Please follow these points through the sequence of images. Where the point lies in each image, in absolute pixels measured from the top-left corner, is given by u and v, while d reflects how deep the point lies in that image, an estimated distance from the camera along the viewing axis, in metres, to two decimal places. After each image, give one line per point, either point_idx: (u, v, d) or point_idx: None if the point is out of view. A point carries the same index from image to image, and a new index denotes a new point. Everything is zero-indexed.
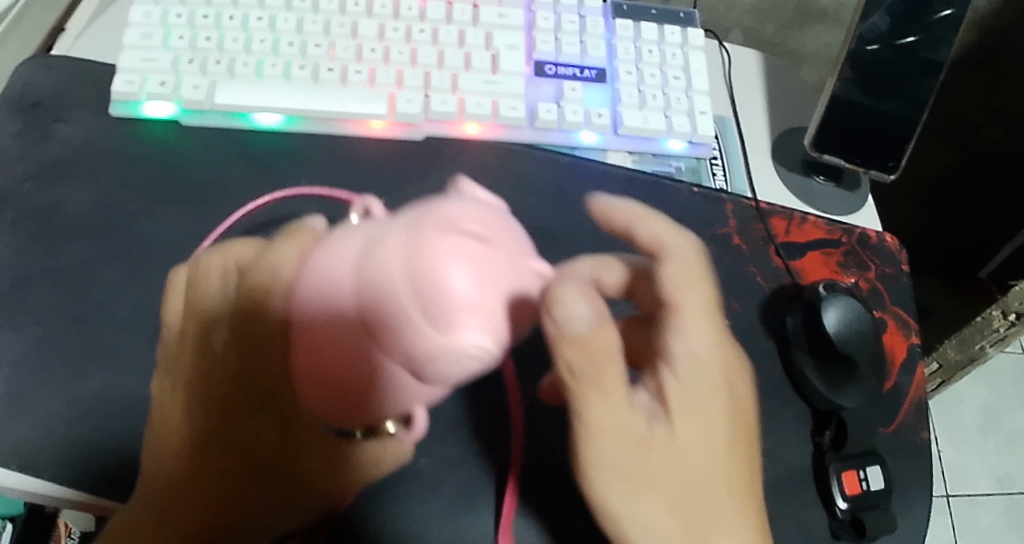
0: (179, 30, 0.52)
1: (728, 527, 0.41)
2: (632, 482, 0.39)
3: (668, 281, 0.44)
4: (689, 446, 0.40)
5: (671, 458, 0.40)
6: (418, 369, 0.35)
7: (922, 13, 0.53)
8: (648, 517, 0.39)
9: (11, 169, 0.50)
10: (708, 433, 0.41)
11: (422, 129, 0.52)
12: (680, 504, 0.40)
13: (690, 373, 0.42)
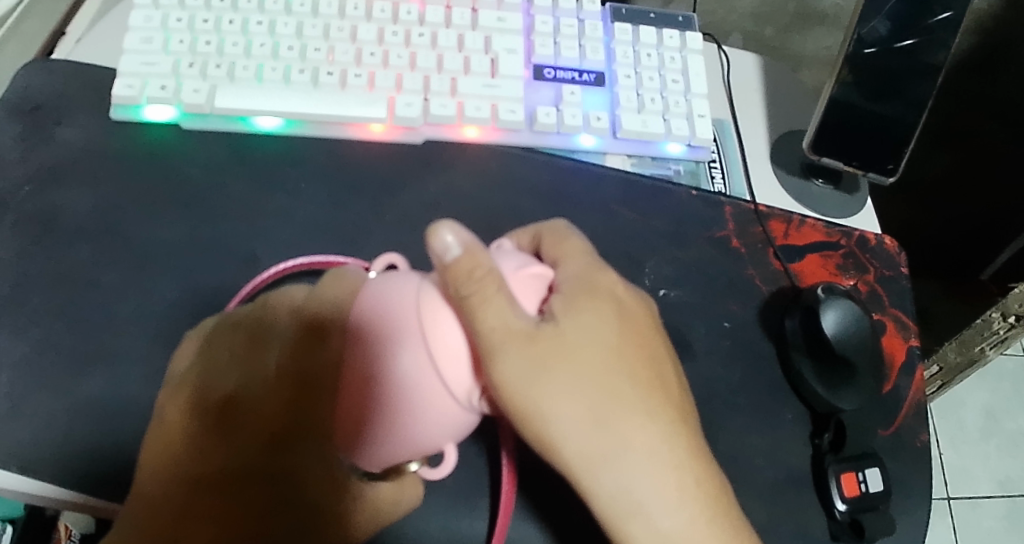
0: (179, 34, 0.52)
1: (639, 424, 0.36)
2: (547, 390, 0.35)
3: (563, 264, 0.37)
4: (582, 345, 0.35)
5: (569, 360, 0.35)
6: (445, 428, 0.35)
7: (922, 16, 0.53)
8: (557, 412, 0.35)
9: (12, 172, 0.51)
10: (604, 330, 0.36)
11: (422, 132, 0.52)
12: (589, 413, 0.35)
13: (579, 294, 0.36)
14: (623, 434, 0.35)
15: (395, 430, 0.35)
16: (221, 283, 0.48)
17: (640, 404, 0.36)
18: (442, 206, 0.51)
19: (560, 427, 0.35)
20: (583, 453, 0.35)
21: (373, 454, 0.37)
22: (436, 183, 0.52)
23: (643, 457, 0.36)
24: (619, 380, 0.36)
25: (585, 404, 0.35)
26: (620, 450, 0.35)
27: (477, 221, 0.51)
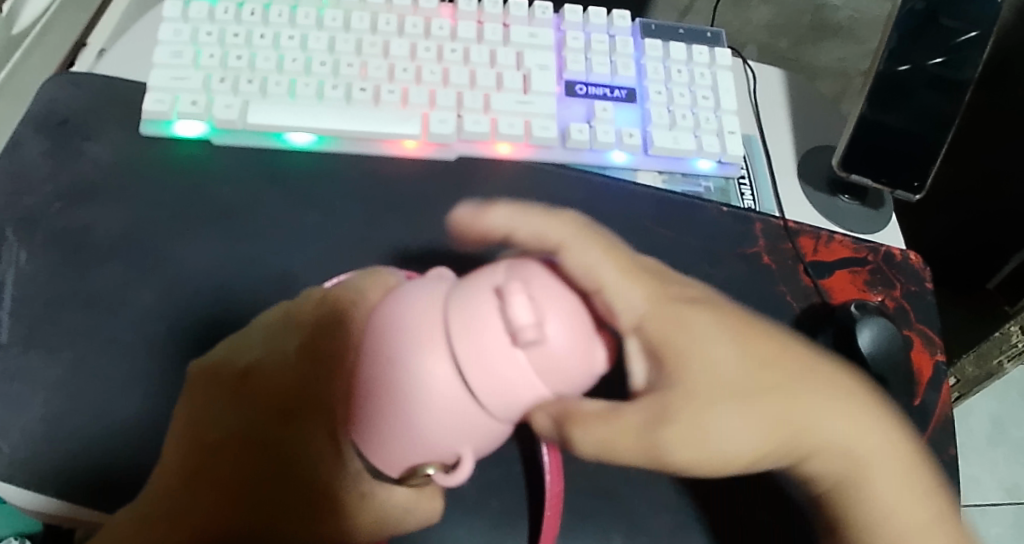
0: (210, 48, 0.52)
1: (822, 403, 0.39)
2: (704, 437, 0.36)
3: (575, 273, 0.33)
4: (717, 364, 0.37)
5: (701, 382, 0.36)
6: (458, 432, 0.31)
7: (950, 33, 0.54)
8: (732, 439, 0.36)
9: (41, 189, 0.50)
10: (727, 345, 0.37)
11: (454, 149, 0.52)
12: (783, 418, 0.37)
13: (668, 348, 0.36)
14: (818, 421, 0.38)
15: (407, 443, 0.32)
16: (257, 302, 0.48)
17: (822, 386, 0.39)
18: None
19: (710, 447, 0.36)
20: (823, 450, 0.38)
21: (383, 453, 0.33)
22: (470, 199, 0.52)
23: (847, 429, 0.39)
24: (761, 388, 0.37)
25: (744, 417, 0.36)
26: (832, 437, 0.38)
27: None
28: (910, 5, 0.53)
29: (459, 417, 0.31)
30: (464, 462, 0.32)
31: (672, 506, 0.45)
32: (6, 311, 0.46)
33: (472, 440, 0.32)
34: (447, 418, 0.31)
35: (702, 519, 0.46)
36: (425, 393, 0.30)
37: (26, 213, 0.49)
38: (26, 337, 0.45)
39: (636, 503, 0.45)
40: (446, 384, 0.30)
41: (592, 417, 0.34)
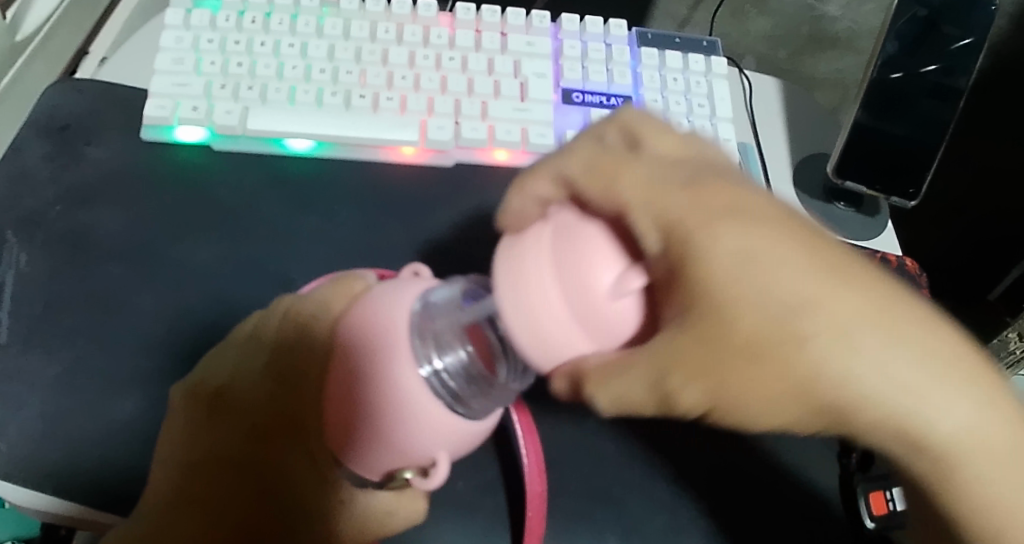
0: (210, 56, 0.53)
1: (894, 351, 0.27)
2: (750, 388, 0.27)
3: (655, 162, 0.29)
4: (783, 295, 0.26)
5: (754, 344, 0.27)
6: (430, 436, 0.32)
7: (941, 38, 0.54)
8: (857, 378, 0.27)
9: (43, 193, 0.50)
10: (790, 265, 0.27)
11: (452, 155, 0.53)
12: (808, 340, 0.26)
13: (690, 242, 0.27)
14: (868, 353, 0.26)
15: (366, 445, 0.33)
16: (254, 304, 0.48)
17: (919, 324, 0.27)
18: (473, 229, 0.52)
19: (796, 383, 0.27)
20: (890, 431, 0.28)
21: (355, 453, 0.34)
22: (467, 205, 0.53)
23: (972, 412, 0.27)
24: (834, 281, 0.27)
25: (796, 372, 0.27)
26: (920, 404, 0.27)
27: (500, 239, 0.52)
28: (912, 13, 0.53)
29: (414, 425, 0.32)
30: (439, 466, 0.32)
31: (668, 508, 0.45)
32: (7, 312, 0.46)
33: (426, 448, 0.32)
34: (409, 422, 0.32)
35: (696, 521, 0.45)
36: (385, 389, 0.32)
37: (26, 216, 0.50)
38: (26, 337, 0.46)
39: (632, 504, 0.45)
40: (404, 389, 0.31)
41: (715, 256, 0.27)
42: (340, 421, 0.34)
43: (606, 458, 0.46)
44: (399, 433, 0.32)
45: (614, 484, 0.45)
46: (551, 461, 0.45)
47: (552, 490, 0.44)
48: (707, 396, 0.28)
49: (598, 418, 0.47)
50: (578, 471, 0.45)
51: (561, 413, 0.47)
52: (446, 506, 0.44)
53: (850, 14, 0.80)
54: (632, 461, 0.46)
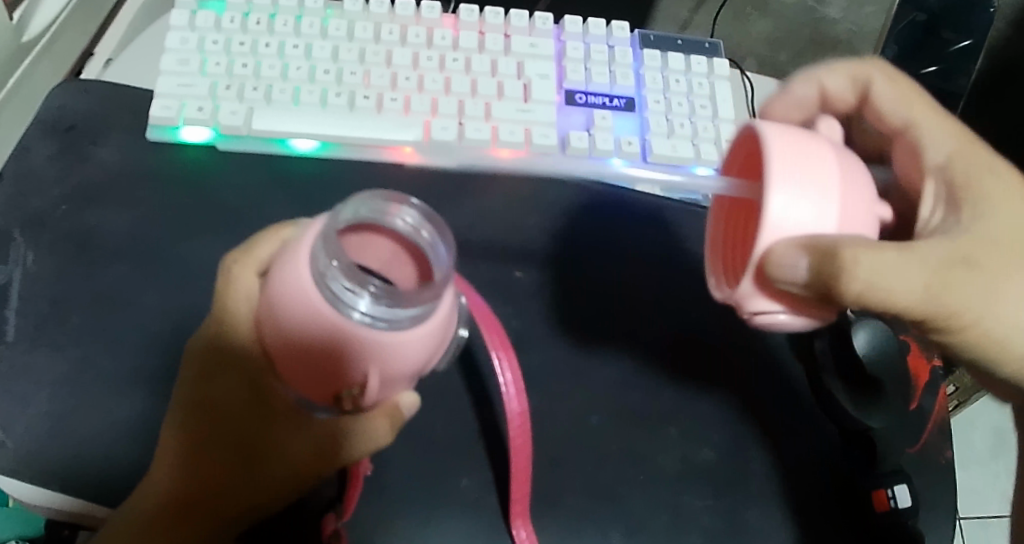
0: (216, 57, 0.53)
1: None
2: (937, 296, 0.34)
3: (883, 86, 0.42)
4: (996, 230, 0.37)
5: (948, 259, 0.35)
6: (346, 349, 0.31)
7: (937, 41, 0.55)
8: (1000, 303, 0.36)
9: (49, 192, 0.51)
10: (1021, 211, 0.38)
11: (457, 156, 0.52)
12: (966, 267, 0.35)
13: (966, 187, 0.38)
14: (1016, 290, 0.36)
15: (297, 369, 0.33)
16: None
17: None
18: (477, 229, 0.52)
19: (964, 298, 0.35)
20: (989, 344, 0.37)
21: (293, 378, 0.33)
22: (471, 205, 0.53)
23: None
24: (1016, 242, 0.37)
25: (986, 290, 0.35)
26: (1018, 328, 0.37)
27: (504, 238, 0.52)
28: (911, 18, 0.55)
29: (340, 340, 0.31)
30: (369, 379, 0.31)
31: (670, 505, 0.45)
32: (13, 311, 0.47)
33: (362, 363, 0.31)
34: (334, 340, 0.31)
35: (698, 518, 0.45)
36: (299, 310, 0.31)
37: (32, 216, 0.50)
38: (33, 335, 0.46)
39: (635, 502, 0.45)
40: (319, 305, 0.31)
41: (974, 196, 0.38)
42: (279, 356, 0.33)
43: (608, 456, 0.46)
44: (321, 352, 0.31)
45: (617, 482, 0.45)
46: (554, 459, 0.45)
47: (555, 489, 0.44)
48: (941, 306, 0.35)
49: (600, 416, 0.47)
50: (581, 469, 0.45)
51: (564, 411, 0.47)
52: (451, 504, 0.43)
53: (851, 16, 0.82)
54: (635, 459, 0.46)
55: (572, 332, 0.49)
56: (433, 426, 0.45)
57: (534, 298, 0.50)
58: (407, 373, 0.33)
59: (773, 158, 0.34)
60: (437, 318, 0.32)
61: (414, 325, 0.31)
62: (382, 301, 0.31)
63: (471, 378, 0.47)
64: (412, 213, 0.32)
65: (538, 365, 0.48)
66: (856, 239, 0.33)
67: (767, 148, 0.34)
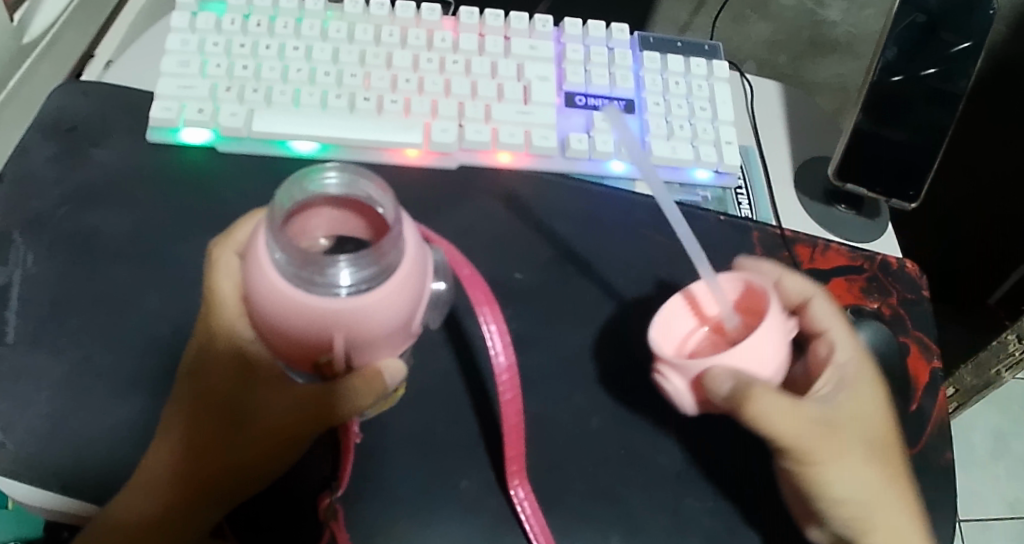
0: (216, 59, 0.53)
1: (871, 466, 0.43)
2: (797, 435, 0.41)
3: (822, 306, 0.46)
4: (858, 414, 0.44)
5: (810, 425, 0.41)
6: (311, 323, 0.34)
7: (942, 41, 0.54)
8: (841, 473, 0.42)
9: (49, 193, 0.51)
10: (874, 424, 0.44)
11: (456, 157, 0.53)
12: (830, 431, 0.42)
13: (854, 387, 0.44)
14: (853, 472, 0.42)
15: (277, 342, 0.36)
16: None
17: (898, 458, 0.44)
18: (477, 231, 0.52)
19: (817, 453, 0.41)
20: (852, 510, 0.42)
21: (275, 348, 0.37)
22: (471, 207, 0.53)
23: (880, 505, 0.43)
24: (871, 458, 0.43)
25: (847, 459, 0.42)
26: (859, 491, 0.42)
27: (504, 239, 0.52)
28: (911, 20, 0.54)
29: (322, 316, 0.34)
30: (339, 341, 0.35)
31: (670, 507, 0.45)
32: (13, 312, 0.47)
33: (351, 328, 0.34)
34: (317, 319, 0.34)
35: (699, 520, 0.45)
36: (265, 297, 0.34)
37: (32, 217, 0.50)
38: (33, 336, 0.46)
39: (635, 504, 0.45)
40: (294, 292, 0.33)
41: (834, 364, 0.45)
42: (276, 344, 0.36)
43: (608, 458, 0.46)
44: (293, 328, 0.34)
45: (616, 484, 0.45)
46: (553, 460, 0.45)
47: (554, 491, 0.44)
48: (808, 445, 0.41)
49: (601, 418, 0.47)
50: (581, 471, 0.45)
51: (563, 413, 0.47)
52: (449, 505, 0.43)
53: (850, 18, 0.81)
54: (635, 460, 0.46)
55: (572, 334, 0.49)
56: (432, 427, 0.45)
57: (534, 300, 0.50)
58: (396, 323, 0.36)
59: (774, 314, 0.39)
60: (407, 263, 0.35)
61: (371, 289, 0.34)
62: (347, 269, 0.33)
63: (470, 380, 0.47)
64: (357, 180, 0.36)
65: (538, 367, 0.48)
66: (764, 384, 0.39)
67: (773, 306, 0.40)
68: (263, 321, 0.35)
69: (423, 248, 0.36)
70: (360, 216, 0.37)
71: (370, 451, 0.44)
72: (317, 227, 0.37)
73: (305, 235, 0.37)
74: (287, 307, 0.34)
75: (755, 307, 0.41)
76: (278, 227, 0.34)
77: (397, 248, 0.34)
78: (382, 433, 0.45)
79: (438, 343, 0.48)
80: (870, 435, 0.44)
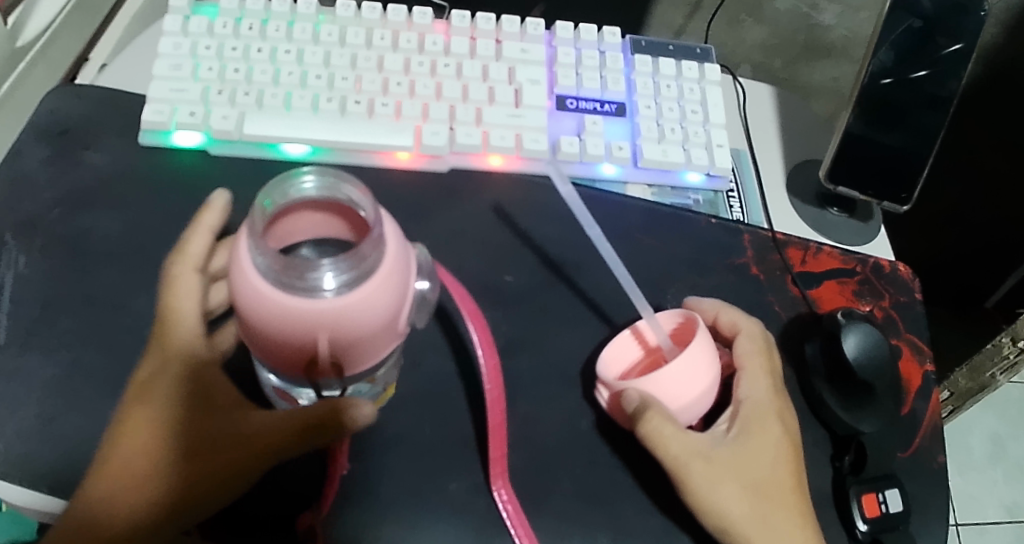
0: (208, 62, 0.53)
1: (751, 496, 0.42)
2: (671, 452, 0.42)
3: (746, 343, 0.47)
4: (755, 445, 0.43)
5: (685, 452, 0.42)
6: (298, 327, 0.34)
7: (932, 45, 0.54)
8: (722, 500, 0.42)
9: (41, 196, 0.51)
10: (771, 464, 0.43)
11: (447, 160, 0.53)
12: (709, 458, 0.42)
13: (755, 422, 0.44)
14: (731, 495, 0.42)
15: (264, 348, 0.36)
16: None
17: (789, 505, 0.43)
18: (468, 233, 0.52)
19: (693, 478, 0.42)
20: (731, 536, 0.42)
21: (263, 356, 0.37)
22: (463, 211, 0.53)
23: (760, 531, 0.42)
24: (759, 485, 0.43)
25: (725, 484, 0.42)
26: (739, 519, 0.42)
27: (494, 242, 0.52)
28: (907, 25, 0.54)
29: (307, 320, 0.34)
30: (324, 343, 0.35)
31: (660, 510, 0.45)
32: (4, 314, 0.47)
33: (338, 331, 0.35)
34: (303, 323, 0.34)
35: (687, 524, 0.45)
36: (251, 304, 0.34)
37: (25, 220, 0.50)
38: (23, 338, 0.46)
39: (624, 507, 0.45)
40: (279, 295, 0.34)
41: (760, 408, 0.45)
42: (263, 352, 0.36)
43: (597, 460, 0.46)
44: (280, 333, 0.35)
45: (605, 487, 0.45)
46: (542, 462, 0.45)
47: (543, 493, 0.44)
48: (676, 466, 0.42)
49: (591, 420, 0.47)
50: (570, 473, 0.45)
51: (553, 415, 0.47)
52: (438, 507, 0.43)
53: (845, 22, 0.81)
54: (624, 463, 0.46)
55: (563, 337, 0.49)
56: (421, 430, 0.45)
57: (525, 303, 0.50)
58: (382, 325, 0.36)
59: (699, 344, 0.44)
60: (389, 264, 0.35)
61: (357, 288, 0.34)
62: (329, 272, 0.34)
63: (460, 383, 0.47)
64: (335, 182, 0.36)
65: (528, 369, 0.48)
66: (665, 408, 0.42)
67: (699, 338, 0.44)
68: (249, 328, 0.36)
69: (407, 249, 0.37)
70: (341, 217, 0.38)
71: (359, 453, 0.44)
72: (300, 232, 0.38)
73: (287, 241, 0.38)
74: (274, 312, 0.34)
75: (687, 338, 0.46)
76: (259, 234, 0.34)
77: (377, 249, 0.35)
78: (371, 435, 0.45)
79: (428, 345, 0.48)
80: (763, 466, 0.43)
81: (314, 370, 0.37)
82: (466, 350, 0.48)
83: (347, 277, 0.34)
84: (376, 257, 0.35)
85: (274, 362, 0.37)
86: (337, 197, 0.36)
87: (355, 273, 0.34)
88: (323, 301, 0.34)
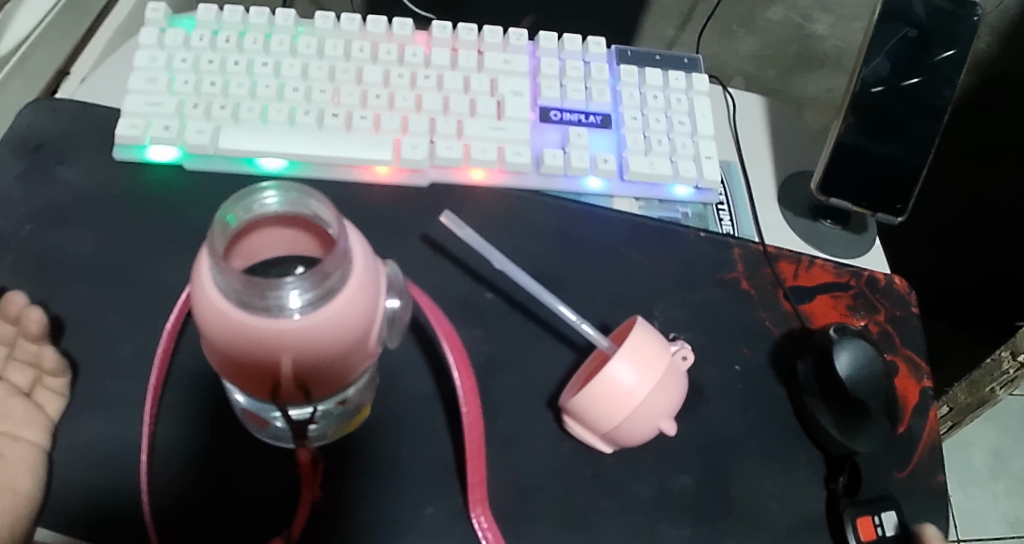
0: (183, 75, 0.52)
1: None
2: None
3: None
4: None
5: None
6: (259, 347, 0.33)
7: (926, 54, 0.53)
8: None
9: (13, 212, 0.50)
10: None
11: (427, 174, 0.52)
12: None
13: None
14: None
15: (226, 368, 0.34)
16: None
17: None
18: (449, 249, 0.51)
19: None
20: None
21: (225, 376, 0.35)
22: (443, 226, 0.51)
23: None
24: None
25: None
26: None
27: (475, 258, 0.50)
28: (902, 34, 0.53)
29: (271, 341, 0.32)
30: (287, 363, 0.33)
31: (644, 534, 0.44)
32: None
33: (303, 352, 0.33)
34: (264, 343, 0.32)
35: None
36: (210, 322, 0.33)
37: None
38: None
39: (608, 531, 0.43)
40: (241, 315, 0.32)
41: None
42: (227, 373, 0.35)
43: (580, 483, 0.44)
44: (241, 354, 0.33)
45: (589, 511, 0.43)
46: (523, 485, 0.44)
47: (524, 518, 0.43)
48: None
49: (574, 441, 0.45)
50: (552, 497, 0.44)
51: (535, 437, 0.45)
52: (415, 534, 0.42)
53: (837, 33, 0.79)
54: (608, 486, 0.44)
55: (546, 355, 0.48)
56: (397, 453, 0.44)
57: (507, 320, 0.49)
58: (351, 345, 0.34)
59: (638, 333, 0.42)
60: (356, 280, 0.34)
61: (323, 305, 0.33)
62: (292, 290, 0.32)
63: (437, 404, 0.45)
64: (301, 198, 0.35)
65: (509, 390, 0.46)
66: None
67: (637, 330, 0.42)
68: (210, 345, 0.34)
69: (376, 266, 0.35)
70: (308, 233, 0.36)
71: (333, 476, 0.43)
72: (267, 250, 0.37)
73: (254, 259, 0.37)
74: (234, 331, 0.32)
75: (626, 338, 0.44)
76: (218, 251, 0.33)
77: (342, 267, 0.33)
78: (345, 459, 0.43)
79: (405, 366, 0.46)
80: None
81: (278, 393, 0.35)
82: (446, 371, 0.46)
83: (311, 295, 0.33)
84: (343, 275, 0.33)
85: (236, 384, 0.35)
86: (303, 213, 0.35)
87: (320, 290, 0.33)
88: (286, 321, 0.32)
